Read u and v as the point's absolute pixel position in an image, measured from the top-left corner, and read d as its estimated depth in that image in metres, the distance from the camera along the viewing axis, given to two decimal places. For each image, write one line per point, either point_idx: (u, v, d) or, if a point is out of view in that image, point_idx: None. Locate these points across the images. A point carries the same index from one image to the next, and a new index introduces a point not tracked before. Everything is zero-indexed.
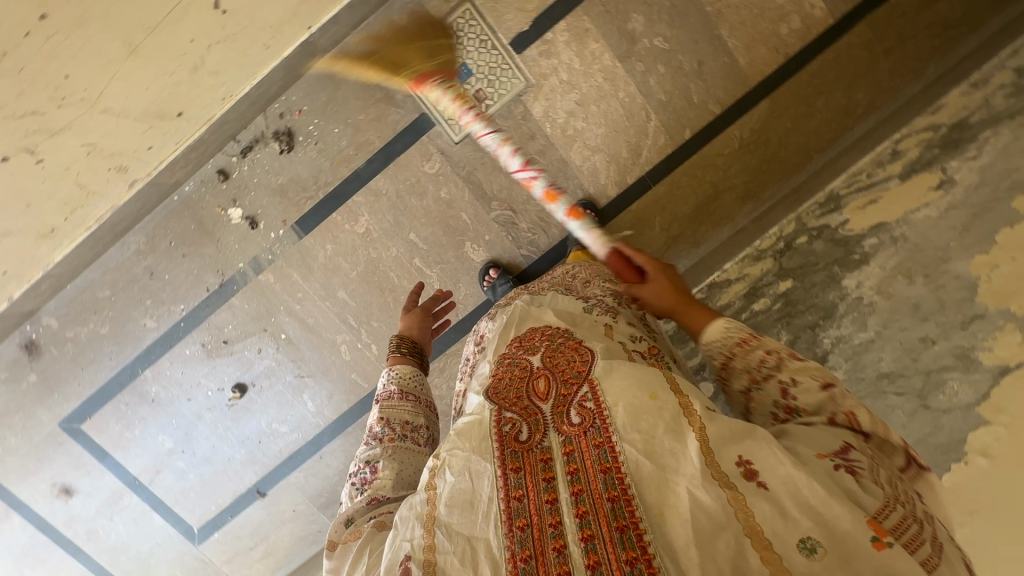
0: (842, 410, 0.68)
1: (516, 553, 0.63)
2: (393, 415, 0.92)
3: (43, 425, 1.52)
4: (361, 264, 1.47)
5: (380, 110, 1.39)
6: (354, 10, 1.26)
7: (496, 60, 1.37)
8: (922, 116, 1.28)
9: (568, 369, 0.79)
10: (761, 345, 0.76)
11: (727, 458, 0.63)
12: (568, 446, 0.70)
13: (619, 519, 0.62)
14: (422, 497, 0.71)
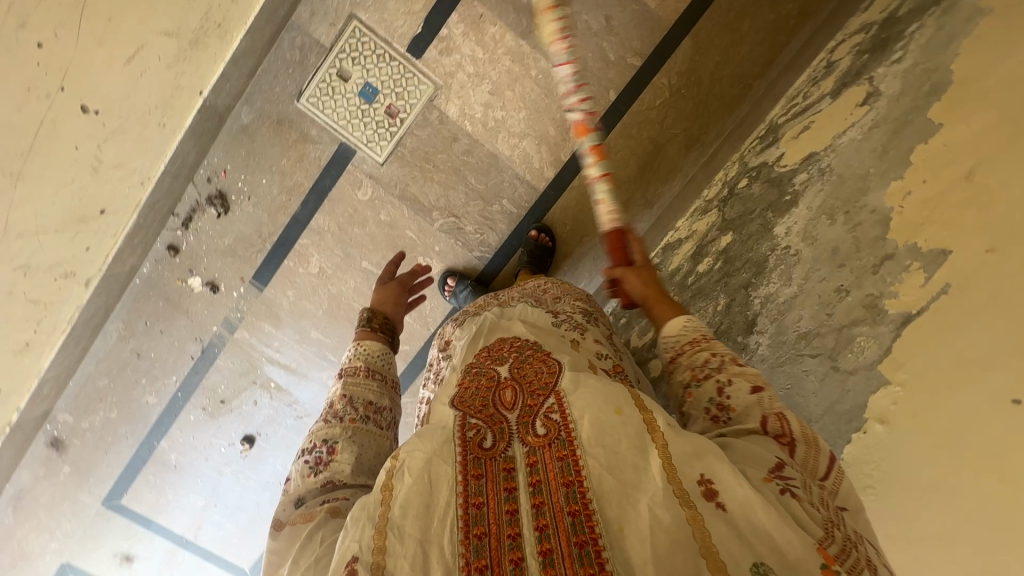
0: (769, 412, 0.66)
1: (471, 562, 0.56)
2: (358, 395, 0.84)
3: (89, 507, 1.66)
4: (324, 302, 1.50)
5: (300, 149, 1.38)
6: (240, 63, 1.29)
7: (399, 72, 1.33)
8: (855, 17, 1.16)
9: (534, 380, 0.73)
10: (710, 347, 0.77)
11: (688, 473, 0.58)
12: (530, 457, 0.64)
13: (579, 534, 0.56)
14: (376, 493, 0.63)
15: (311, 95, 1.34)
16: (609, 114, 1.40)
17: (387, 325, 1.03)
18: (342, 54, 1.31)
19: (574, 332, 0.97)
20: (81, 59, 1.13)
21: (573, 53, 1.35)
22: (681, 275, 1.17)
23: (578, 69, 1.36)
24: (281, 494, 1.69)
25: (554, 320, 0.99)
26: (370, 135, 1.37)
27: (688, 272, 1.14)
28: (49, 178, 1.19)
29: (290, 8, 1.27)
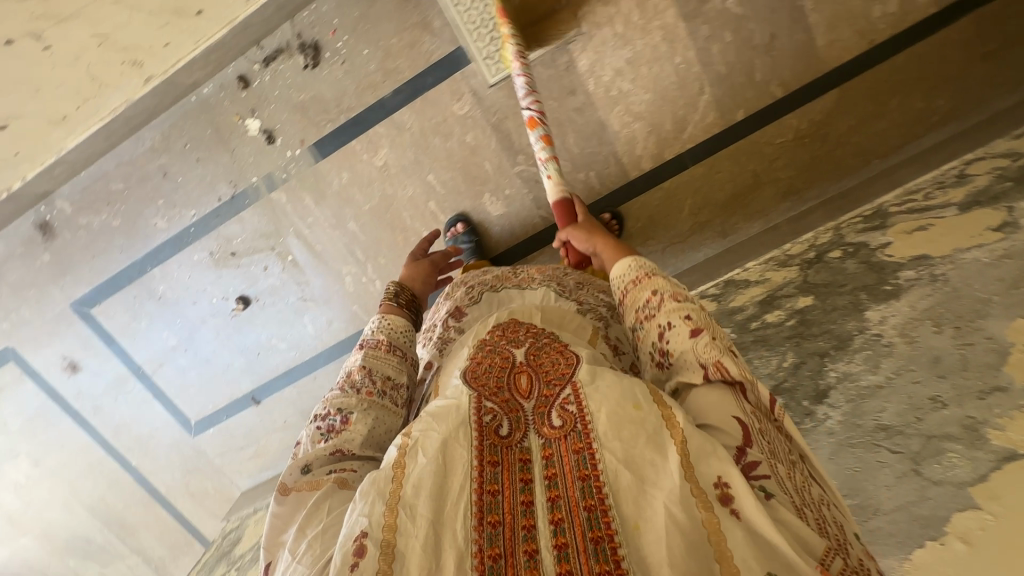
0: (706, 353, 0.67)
1: (484, 548, 0.55)
2: (376, 368, 0.84)
3: (54, 303, 1.57)
4: (375, 198, 1.43)
5: (417, 36, 1.28)
6: None
7: (548, 1, 1.26)
8: (1002, 139, 1.14)
9: (551, 370, 0.71)
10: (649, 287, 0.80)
11: (703, 474, 0.56)
12: (547, 450, 0.63)
13: (594, 529, 0.54)
14: (388, 471, 0.61)
15: None
16: (728, 132, 1.35)
17: (413, 300, 1.03)
18: None
19: (596, 322, 0.88)
20: None
21: (723, 57, 1.29)
22: (741, 316, 1.16)
23: (720, 75, 1.30)
24: (257, 362, 1.64)
25: (578, 307, 0.90)
26: (489, 55, 1.27)
27: (752, 316, 1.14)
28: None
29: None
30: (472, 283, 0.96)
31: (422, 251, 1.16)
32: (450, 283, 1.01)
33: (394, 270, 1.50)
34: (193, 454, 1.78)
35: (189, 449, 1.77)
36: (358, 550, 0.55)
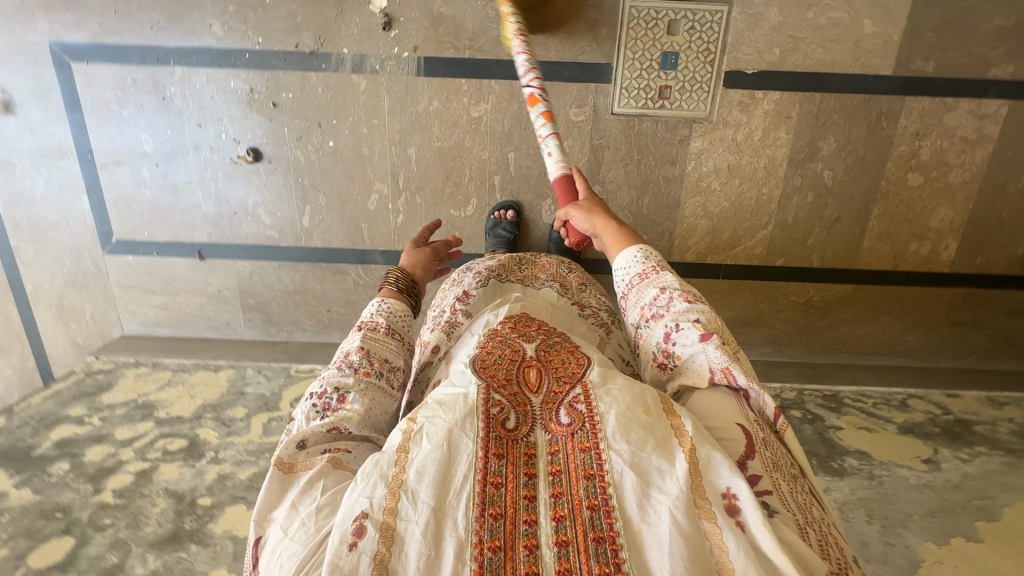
0: (718, 363, 0.62)
1: (483, 541, 0.46)
2: (376, 349, 0.75)
3: (33, 32, 1.31)
4: (449, 141, 1.37)
5: (577, 31, 1.28)
6: None
7: (703, 76, 1.31)
8: (938, 390, 1.39)
9: (562, 366, 0.64)
10: (657, 282, 0.71)
11: (712, 483, 0.49)
12: (552, 447, 0.54)
13: (595, 528, 0.46)
14: (394, 455, 0.51)
15: (636, 10, 1.26)
16: (763, 269, 1.49)
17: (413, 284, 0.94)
18: (693, 19, 1.27)
19: (600, 330, 0.92)
20: None
21: (795, 210, 1.43)
22: None
23: (785, 222, 1.44)
24: (224, 218, 1.46)
25: (579, 312, 0.94)
26: (631, 91, 1.32)
27: None
28: None
29: None
30: (480, 270, 1.01)
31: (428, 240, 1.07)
32: (458, 276, 1.07)
33: (425, 214, 1.44)
34: (90, 270, 1.53)
35: (88, 263, 1.52)
36: (358, 530, 0.46)
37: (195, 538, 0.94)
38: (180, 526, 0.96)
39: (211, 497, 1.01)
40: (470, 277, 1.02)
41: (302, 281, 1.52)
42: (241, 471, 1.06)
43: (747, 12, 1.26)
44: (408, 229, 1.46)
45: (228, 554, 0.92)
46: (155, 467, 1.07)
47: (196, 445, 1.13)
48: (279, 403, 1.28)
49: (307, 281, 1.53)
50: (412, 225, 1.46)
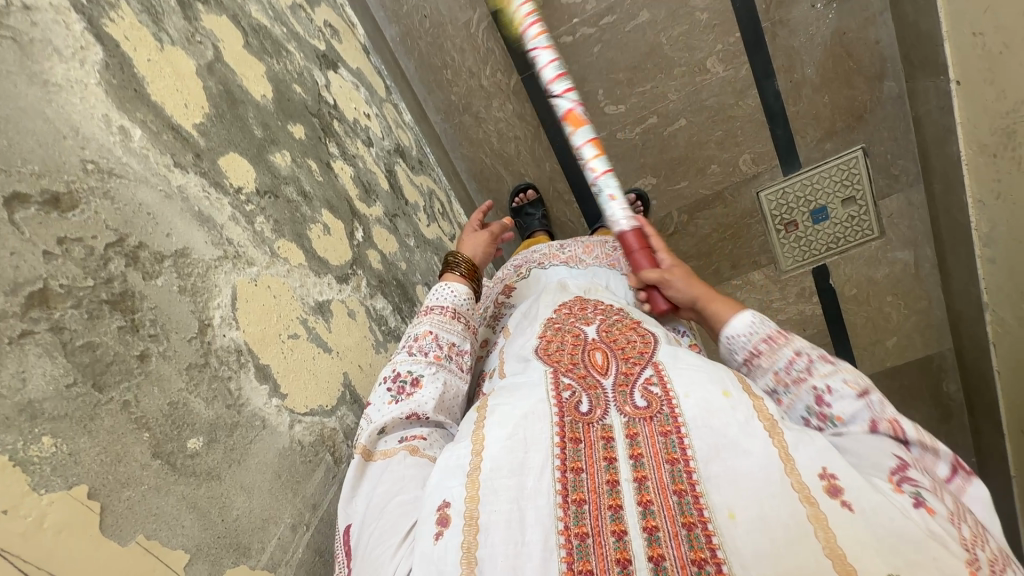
0: (885, 415, 0.57)
1: (570, 526, 0.49)
2: (442, 334, 0.71)
3: None
4: (669, 50, 1.25)
5: (818, 121, 1.28)
6: (934, 117, 1.17)
7: (813, 249, 1.42)
8: None
9: (628, 349, 0.67)
10: (791, 344, 0.64)
11: (805, 464, 0.50)
12: (630, 429, 0.56)
13: (685, 514, 0.48)
14: (469, 442, 0.56)
15: (854, 165, 1.31)
16: None
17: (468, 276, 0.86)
18: (859, 214, 1.36)
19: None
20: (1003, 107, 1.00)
21: None
22: None
23: None
24: None
25: (632, 284, 0.95)
26: (783, 198, 1.36)
27: None
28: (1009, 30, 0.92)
29: (928, 189, 1.30)
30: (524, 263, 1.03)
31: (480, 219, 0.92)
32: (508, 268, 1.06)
33: (582, 64, 1.28)
34: None
35: None
36: (441, 519, 0.50)
37: None
38: None
39: None
40: (514, 271, 1.03)
41: None
42: (253, 6, 0.76)
43: (877, 253, 1.41)
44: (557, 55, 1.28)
45: (202, 58, 0.64)
46: None
47: None
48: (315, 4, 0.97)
49: None
50: (564, 58, 1.28)
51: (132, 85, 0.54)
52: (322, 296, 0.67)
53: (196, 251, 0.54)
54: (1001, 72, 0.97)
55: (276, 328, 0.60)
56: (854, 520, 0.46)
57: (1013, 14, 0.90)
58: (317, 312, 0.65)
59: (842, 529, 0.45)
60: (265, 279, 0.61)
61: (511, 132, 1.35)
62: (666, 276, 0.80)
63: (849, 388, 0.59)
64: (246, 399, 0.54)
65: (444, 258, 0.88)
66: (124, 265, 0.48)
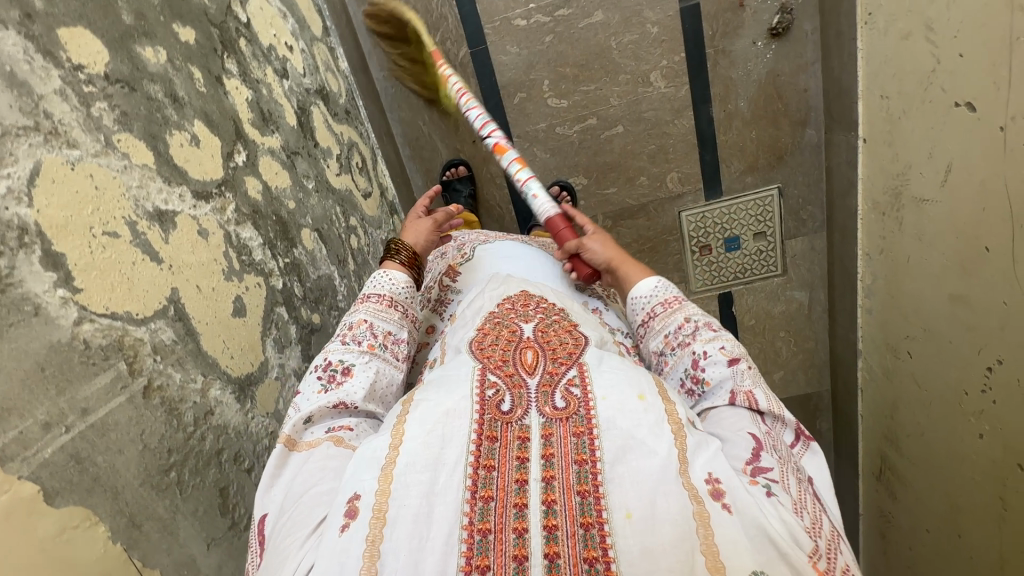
0: (743, 388, 0.60)
1: (473, 522, 0.45)
2: (378, 322, 0.69)
3: None
4: (616, 56, 1.27)
5: (743, 154, 1.34)
6: (842, 170, 1.26)
7: (723, 276, 1.48)
8: None
9: (558, 348, 0.63)
10: (683, 312, 0.69)
11: (696, 468, 0.48)
12: (547, 432, 0.52)
13: (584, 514, 0.45)
14: (388, 437, 0.51)
15: (768, 202, 1.38)
16: None
17: (414, 264, 0.82)
18: (768, 250, 1.44)
19: (596, 300, 0.88)
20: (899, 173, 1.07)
21: None
22: None
23: None
24: None
25: (575, 283, 0.92)
26: (703, 221, 1.41)
27: None
28: (910, 102, 0.99)
29: (829, 237, 1.39)
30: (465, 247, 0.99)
31: (425, 204, 0.94)
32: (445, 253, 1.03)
33: (532, 52, 1.28)
34: None
35: None
36: (350, 512, 0.46)
37: None
38: None
39: None
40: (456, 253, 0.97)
41: None
42: None
43: (778, 289, 1.49)
44: (510, 38, 1.27)
45: None
46: None
47: None
48: None
49: None
50: (516, 41, 1.28)
51: None
52: (165, 204, 0.55)
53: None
54: (899, 136, 1.05)
55: (88, 220, 0.46)
56: (733, 526, 0.44)
57: (913, 83, 0.98)
58: (154, 219, 0.53)
59: (720, 533, 0.43)
60: (85, 165, 0.47)
61: (451, 105, 1.33)
62: (581, 240, 0.83)
63: (721, 354, 0.63)
64: (18, 281, 0.39)
65: (388, 245, 0.85)
66: None
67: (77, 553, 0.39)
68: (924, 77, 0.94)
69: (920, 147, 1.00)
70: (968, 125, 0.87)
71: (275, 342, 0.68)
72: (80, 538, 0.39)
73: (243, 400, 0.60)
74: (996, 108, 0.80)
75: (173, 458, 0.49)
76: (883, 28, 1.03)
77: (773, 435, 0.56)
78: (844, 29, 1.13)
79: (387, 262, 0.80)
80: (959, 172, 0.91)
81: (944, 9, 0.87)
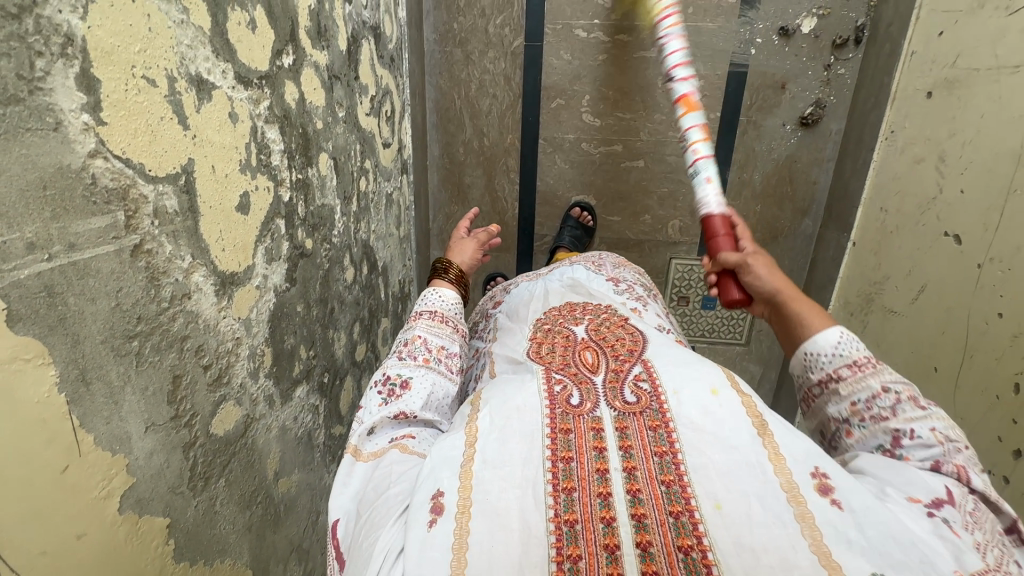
0: (951, 461, 0.51)
1: (559, 513, 0.45)
2: (433, 338, 0.74)
3: None
4: (659, 96, 1.30)
5: (743, 223, 1.40)
6: (825, 264, 1.34)
7: (691, 330, 1.52)
8: None
9: (619, 347, 0.65)
10: (879, 377, 0.57)
11: (797, 462, 0.47)
12: (621, 423, 0.54)
13: (673, 503, 0.46)
14: (462, 434, 0.53)
15: None
16: None
17: (460, 283, 0.88)
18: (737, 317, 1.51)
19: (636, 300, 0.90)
20: (876, 283, 1.15)
21: None
22: None
23: None
24: None
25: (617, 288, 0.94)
26: (689, 272, 1.46)
27: None
28: (907, 221, 1.07)
29: None
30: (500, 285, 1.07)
31: (466, 226, 1.01)
32: (491, 284, 1.10)
33: (583, 65, 1.29)
34: None
35: None
36: (435, 507, 0.47)
37: None
38: None
39: None
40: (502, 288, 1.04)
41: None
42: None
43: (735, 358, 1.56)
44: (566, 45, 1.27)
45: None
46: None
47: None
48: None
49: None
50: (572, 51, 1.28)
51: None
52: (207, 73, 0.52)
53: None
54: (886, 248, 1.13)
55: (132, 56, 0.43)
56: (842, 518, 0.43)
57: (912, 205, 1.06)
58: (193, 83, 0.50)
59: (828, 527, 0.42)
60: (145, 4, 0.44)
61: (490, 89, 1.33)
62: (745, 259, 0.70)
63: (933, 437, 0.53)
64: (48, 89, 0.36)
65: (436, 263, 0.91)
66: None
67: (23, 387, 0.35)
68: (926, 202, 1.01)
69: (901, 263, 1.08)
70: (949, 255, 0.95)
71: (266, 252, 0.66)
72: (27, 375, 0.36)
73: (222, 296, 0.57)
74: (979, 246, 0.89)
75: (143, 329, 0.46)
76: (900, 148, 1.10)
77: (979, 517, 0.47)
78: (865, 138, 1.20)
79: (435, 282, 0.87)
80: (930, 294, 0.99)
81: (959, 147, 0.94)
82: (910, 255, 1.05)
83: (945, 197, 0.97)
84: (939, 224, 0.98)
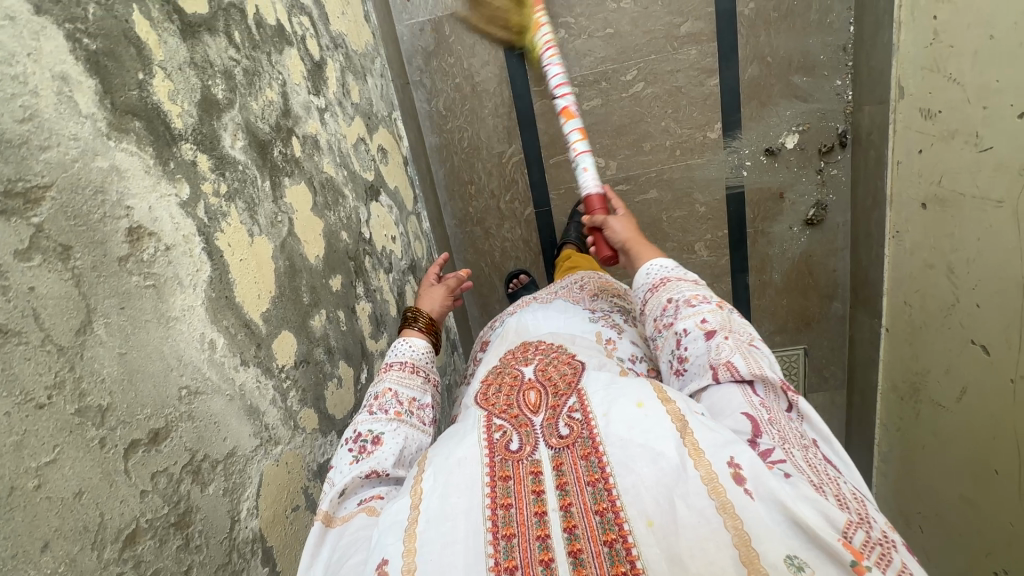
0: (721, 359, 0.56)
1: (500, 561, 0.40)
2: (404, 388, 0.66)
3: None
4: (667, 229, 1.40)
5: (774, 317, 1.47)
6: (864, 345, 1.39)
7: None
8: None
9: (558, 380, 0.56)
10: (668, 293, 0.65)
11: (714, 451, 0.43)
12: (557, 460, 0.47)
13: (607, 531, 0.40)
14: (406, 496, 0.46)
15: (795, 360, 1.51)
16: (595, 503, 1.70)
17: (432, 331, 0.80)
18: None
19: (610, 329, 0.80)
20: (916, 372, 1.20)
21: None
22: None
23: None
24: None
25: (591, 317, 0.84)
26: None
27: None
28: (932, 320, 1.12)
29: (849, 397, 1.51)
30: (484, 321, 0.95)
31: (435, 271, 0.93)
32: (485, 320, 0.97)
33: None
34: None
35: None
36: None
37: (271, 172, 0.67)
38: (272, 143, 0.68)
39: (300, 151, 0.75)
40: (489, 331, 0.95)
41: (491, 95, 1.34)
42: (327, 160, 0.83)
43: None
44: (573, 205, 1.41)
45: (280, 238, 0.66)
46: (290, 44, 0.78)
47: (319, 72, 0.86)
48: (374, 132, 1.06)
49: (490, 100, 1.34)
50: None
51: (225, 292, 0.54)
52: (324, 456, 0.68)
53: (241, 448, 0.53)
54: (919, 341, 1.17)
55: (284, 504, 0.59)
56: (763, 513, 0.39)
57: (934, 305, 1.10)
58: (318, 477, 0.65)
59: (749, 520, 0.39)
60: (284, 457, 0.60)
61: (513, 253, 1.46)
62: (606, 219, 0.83)
63: (703, 331, 0.59)
64: None
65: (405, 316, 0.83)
66: (189, 482, 0.47)
67: None
68: (946, 307, 1.06)
69: (938, 359, 1.12)
70: (981, 362, 0.99)
71: None
72: None
73: None
74: (1007, 361, 0.93)
75: None
76: (909, 248, 1.15)
77: (768, 405, 0.52)
78: (873, 234, 1.26)
79: (405, 332, 0.78)
80: (972, 396, 1.03)
81: (964, 263, 0.99)
82: (941, 353, 1.10)
83: (962, 307, 1.02)
84: (962, 332, 1.03)
